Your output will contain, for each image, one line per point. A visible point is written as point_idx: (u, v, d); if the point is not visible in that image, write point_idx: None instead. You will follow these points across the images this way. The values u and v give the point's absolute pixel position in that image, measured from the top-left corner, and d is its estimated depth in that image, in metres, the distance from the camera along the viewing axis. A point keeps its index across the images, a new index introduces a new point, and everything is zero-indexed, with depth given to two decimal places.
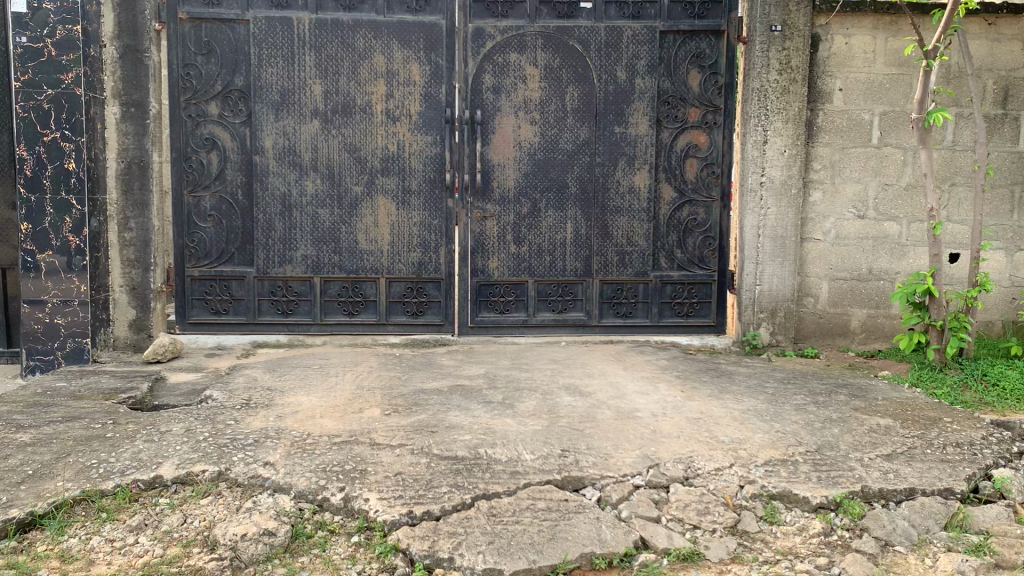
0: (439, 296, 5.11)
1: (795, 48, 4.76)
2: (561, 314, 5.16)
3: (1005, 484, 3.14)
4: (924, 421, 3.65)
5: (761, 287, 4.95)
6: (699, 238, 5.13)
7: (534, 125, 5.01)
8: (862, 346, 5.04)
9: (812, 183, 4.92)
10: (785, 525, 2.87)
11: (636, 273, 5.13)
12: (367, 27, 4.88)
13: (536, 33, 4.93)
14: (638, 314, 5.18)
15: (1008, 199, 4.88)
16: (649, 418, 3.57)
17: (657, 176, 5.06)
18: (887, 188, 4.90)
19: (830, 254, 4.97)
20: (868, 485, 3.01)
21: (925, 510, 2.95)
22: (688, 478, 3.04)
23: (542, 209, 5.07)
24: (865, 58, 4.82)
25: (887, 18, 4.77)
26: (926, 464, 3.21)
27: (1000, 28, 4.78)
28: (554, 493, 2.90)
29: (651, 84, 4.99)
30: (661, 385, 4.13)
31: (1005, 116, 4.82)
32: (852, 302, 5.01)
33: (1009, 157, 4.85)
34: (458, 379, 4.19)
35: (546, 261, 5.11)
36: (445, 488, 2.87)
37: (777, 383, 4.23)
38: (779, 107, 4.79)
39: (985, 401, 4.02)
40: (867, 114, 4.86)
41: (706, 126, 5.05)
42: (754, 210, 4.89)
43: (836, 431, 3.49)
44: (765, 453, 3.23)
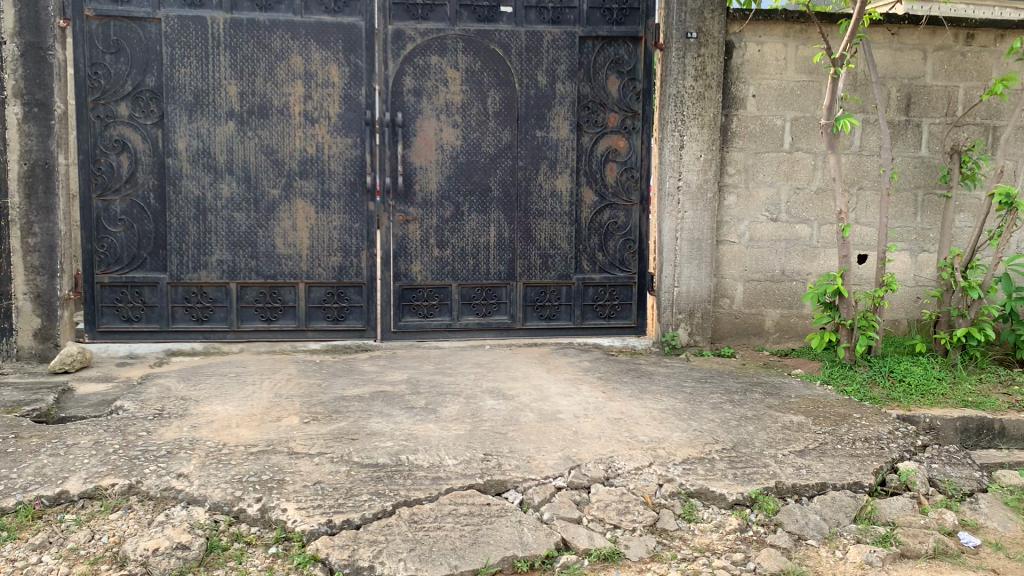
0: (361, 300, 5.04)
1: (709, 55, 4.86)
2: (485, 317, 5.15)
3: (910, 476, 3.27)
4: (835, 417, 3.77)
5: (679, 289, 5.04)
6: (619, 241, 5.19)
7: (455, 128, 4.99)
8: (776, 344, 5.19)
9: (727, 186, 5.04)
10: (703, 522, 2.92)
11: (559, 276, 5.16)
12: (284, 27, 4.79)
13: (456, 36, 4.92)
14: (562, 316, 5.21)
15: (912, 202, 5.09)
16: (571, 420, 3.60)
17: (579, 180, 5.11)
18: (798, 191, 5.06)
19: (745, 256, 5.10)
20: (782, 480, 3.09)
21: (835, 504, 3.04)
22: (609, 478, 3.07)
23: (464, 212, 5.06)
24: (777, 66, 4.97)
25: (796, 27, 4.94)
26: (837, 459, 3.32)
27: (902, 38, 4.96)
28: (476, 498, 2.88)
29: (571, 88, 5.03)
30: (583, 386, 4.16)
31: (908, 122, 5.02)
32: (766, 303, 5.15)
33: (911, 162, 5.06)
34: (380, 385, 4.14)
35: (470, 264, 5.09)
36: (366, 496, 2.83)
37: (695, 382, 4.31)
38: (694, 113, 4.90)
39: (892, 396, 4.18)
40: (779, 120, 5.00)
41: (625, 131, 5.11)
42: (672, 214, 4.98)
43: (751, 428, 3.58)
44: (683, 451, 3.28)
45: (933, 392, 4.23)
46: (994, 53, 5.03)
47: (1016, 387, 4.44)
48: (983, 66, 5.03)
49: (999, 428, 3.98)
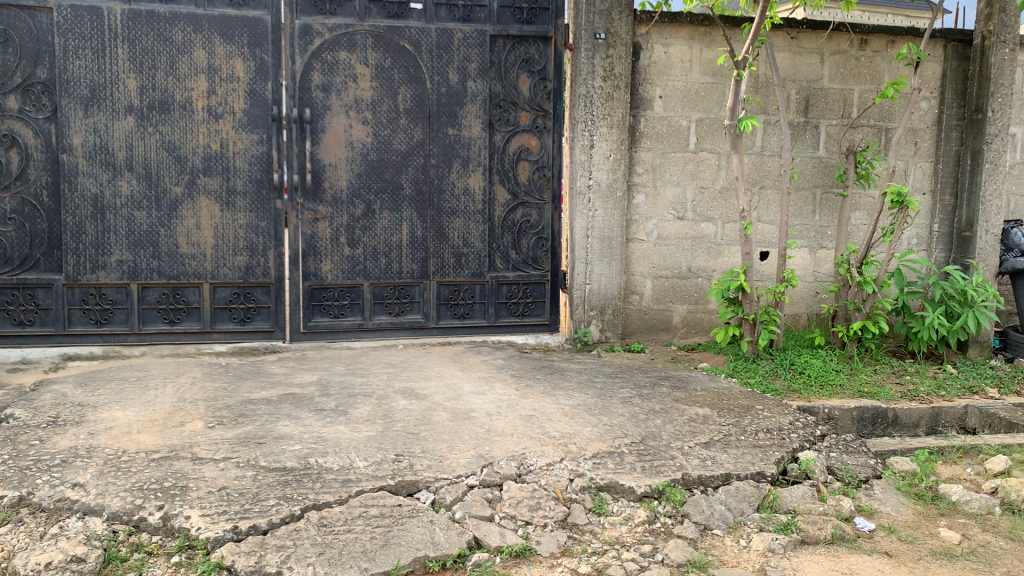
0: (269, 301, 4.94)
1: (618, 56, 4.92)
2: (398, 317, 5.10)
3: (809, 465, 3.39)
4: (739, 409, 3.88)
5: (590, 286, 5.08)
6: (532, 239, 5.22)
7: (365, 126, 4.93)
8: (684, 339, 5.33)
9: (636, 186, 5.13)
10: (613, 515, 2.96)
11: (472, 274, 5.15)
12: (186, 20, 4.64)
13: (365, 32, 4.85)
14: (475, 315, 5.20)
15: (810, 201, 5.28)
16: (483, 418, 3.60)
17: (491, 178, 5.11)
18: (703, 191, 5.19)
19: (653, 254, 5.21)
20: (688, 472, 3.17)
21: (739, 494, 3.13)
22: (521, 474, 3.08)
23: (375, 209, 5.00)
24: (682, 68, 5.09)
25: (701, 30, 5.06)
26: (740, 450, 3.41)
27: (801, 42, 5.14)
28: (387, 499, 2.85)
29: (483, 87, 5.02)
30: (497, 384, 4.17)
31: (807, 124, 5.20)
32: (673, 299, 5.27)
33: (810, 162, 5.25)
34: (289, 387, 4.06)
35: (382, 263, 5.04)
36: (273, 501, 2.77)
37: (606, 378, 4.37)
38: (604, 113, 4.94)
39: (793, 388, 4.33)
40: (685, 121, 5.12)
41: (536, 130, 5.13)
42: (583, 212, 5.01)
43: (659, 422, 3.65)
44: (594, 446, 3.32)
45: (831, 383, 4.40)
46: (886, 57, 5.26)
47: (908, 377, 4.67)
48: (875, 70, 5.25)
49: (892, 417, 4.21)
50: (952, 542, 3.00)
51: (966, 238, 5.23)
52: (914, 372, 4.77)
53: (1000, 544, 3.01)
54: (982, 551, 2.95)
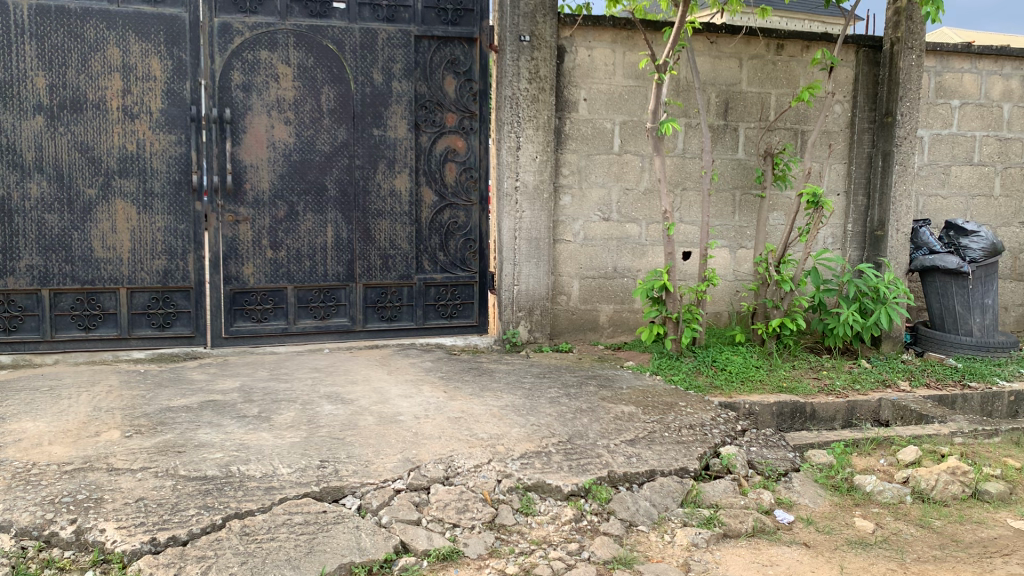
0: (189, 305, 4.82)
1: (542, 58, 4.94)
2: (323, 321, 5.02)
3: (731, 460, 3.47)
4: (663, 406, 3.94)
5: (518, 287, 5.09)
6: (460, 241, 5.20)
7: (288, 126, 4.84)
8: (610, 338, 5.39)
9: (562, 187, 5.16)
10: (540, 515, 2.98)
11: (399, 276, 5.12)
12: (99, 16, 4.49)
13: (287, 31, 4.77)
14: (403, 317, 5.16)
15: (731, 202, 5.40)
16: (411, 421, 3.57)
17: (417, 179, 5.08)
18: (628, 192, 5.26)
19: (580, 255, 5.25)
20: (614, 469, 3.20)
21: (663, 489, 3.18)
22: (449, 477, 3.06)
23: (300, 211, 4.93)
24: (606, 71, 5.15)
25: (624, 33, 5.13)
26: (664, 446, 3.47)
27: (720, 46, 5.25)
28: (311, 506, 2.80)
29: (408, 87, 4.99)
30: (424, 387, 4.14)
31: (726, 127, 5.32)
32: (600, 299, 5.33)
33: (730, 164, 5.37)
34: (210, 394, 3.96)
35: (306, 265, 4.96)
36: (193, 511, 2.70)
37: (533, 378, 4.39)
38: (530, 115, 4.95)
39: (715, 384, 4.42)
40: (609, 123, 5.18)
41: (462, 131, 5.13)
42: (510, 214, 5.01)
43: (586, 420, 3.68)
44: (521, 446, 3.32)
45: (751, 379, 4.52)
46: (801, 62, 5.41)
47: (824, 372, 4.82)
48: (791, 75, 5.40)
49: (810, 411, 4.35)
50: (866, 532, 3.11)
51: (878, 237, 5.42)
52: (830, 367, 4.92)
53: (911, 532, 3.13)
54: (895, 539, 3.07)
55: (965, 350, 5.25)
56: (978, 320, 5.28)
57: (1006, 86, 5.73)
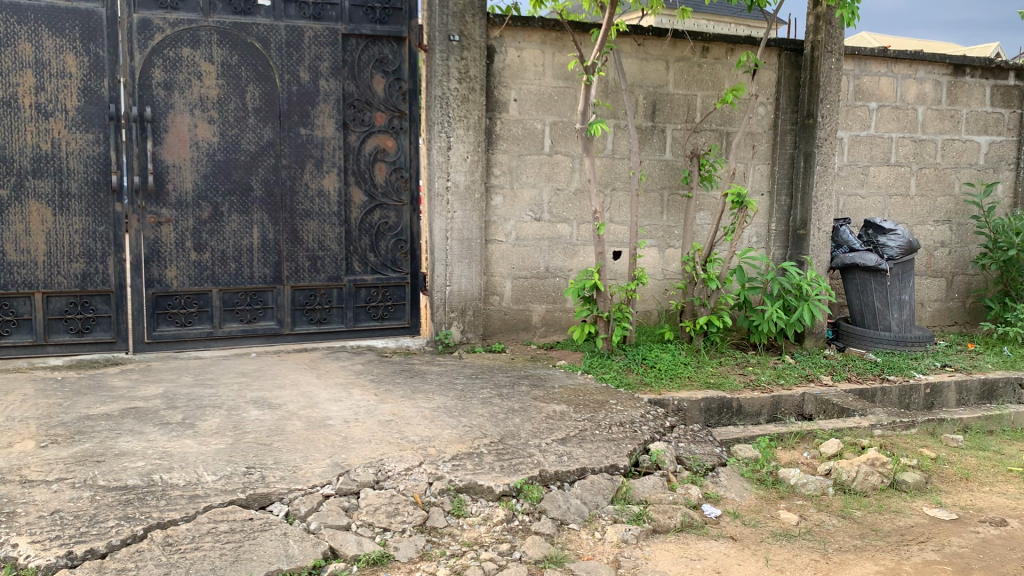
0: (109, 310, 4.66)
1: (472, 58, 4.92)
2: (250, 324, 4.92)
3: (660, 456, 3.51)
4: (594, 405, 3.97)
5: (451, 288, 5.06)
6: (390, 241, 5.15)
7: (211, 125, 4.73)
8: (543, 338, 5.41)
9: (493, 188, 5.16)
10: (471, 516, 2.96)
11: (329, 278, 5.04)
12: (9, 10, 4.31)
13: (210, 28, 4.66)
14: (333, 319, 5.09)
15: (659, 202, 5.48)
16: (340, 425, 3.52)
17: (346, 179, 5.02)
18: (559, 192, 5.29)
19: (512, 255, 5.26)
20: (545, 468, 3.21)
21: (594, 487, 3.20)
22: (379, 480, 3.02)
23: (224, 212, 4.82)
24: (535, 71, 5.16)
25: (553, 35, 5.15)
26: (595, 444, 3.49)
27: (647, 48, 5.31)
28: (237, 513, 2.74)
29: (336, 86, 4.92)
30: (354, 390, 4.09)
31: (654, 128, 5.40)
32: (532, 299, 5.35)
33: (657, 165, 5.44)
34: (131, 401, 3.84)
35: (232, 267, 4.85)
36: (112, 522, 2.61)
37: (465, 379, 4.38)
38: (460, 114, 4.93)
39: (645, 382, 4.49)
40: (539, 123, 5.20)
41: (392, 131, 5.08)
42: (441, 214, 4.99)
43: (517, 420, 3.68)
44: (453, 448, 3.31)
45: (680, 376, 4.61)
46: (725, 65, 5.52)
47: (750, 367, 4.94)
48: (716, 77, 5.50)
49: (737, 406, 4.44)
50: (790, 524, 3.18)
51: (801, 236, 5.57)
52: (756, 363, 5.04)
53: (833, 523, 3.21)
54: (818, 530, 3.15)
55: (884, 345, 5.42)
56: (895, 315, 5.47)
57: (920, 89, 5.94)
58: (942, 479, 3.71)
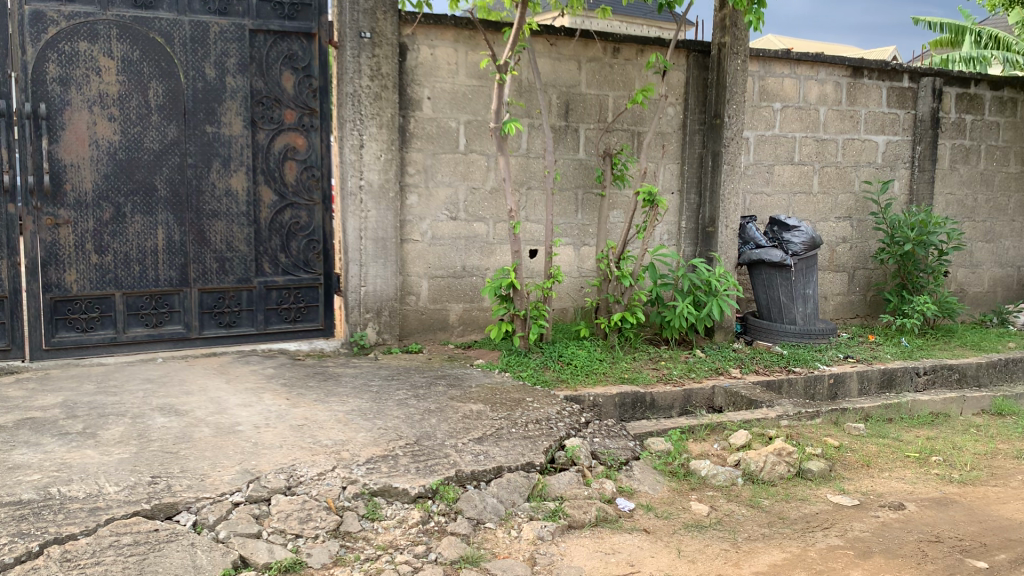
0: (3, 316, 4.45)
1: (384, 56, 4.86)
2: (156, 328, 4.76)
3: (575, 451, 3.54)
4: (511, 403, 3.97)
5: (365, 288, 5.00)
6: (302, 242, 5.06)
7: (111, 122, 4.55)
8: (460, 338, 5.39)
9: (408, 187, 5.12)
10: (386, 519, 2.93)
11: (237, 280, 4.91)
12: None
13: (108, 21, 4.48)
14: (243, 322, 4.97)
15: (574, 201, 5.54)
16: (251, 431, 3.43)
17: (255, 178, 4.90)
18: (474, 191, 5.28)
19: (428, 254, 5.22)
20: (461, 468, 3.19)
21: (510, 485, 3.21)
22: (291, 486, 2.96)
23: (127, 213, 4.64)
24: (449, 70, 5.14)
25: (465, 33, 5.14)
26: (511, 442, 3.50)
27: (559, 48, 5.35)
28: (141, 525, 2.64)
29: (243, 83, 4.80)
30: (265, 395, 3.99)
31: (568, 128, 5.44)
32: (449, 298, 5.32)
33: (571, 164, 5.49)
34: (27, 411, 3.66)
35: (135, 270, 4.68)
36: (5, 539, 2.47)
37: (381, 380, 4.33)
38: (372, 112, 4.87)
39: (561, 379, 4.52)
40: (453, 122, 5.18)
41: (303, 128, 4.98)
42: (355, 213, 4.92)
43: (433, 421, 3.66)
44: (367, 451, 3.26)
45: (595, 372, 4.66)
46: (636, 65, 5.60)
47: (663, 362, 5.03)
48: (627, 77, 5.58)
49: (650, 400, 4.52)
50: (701, 515, 3.25)
51: (709, 233, 5.69)
52: (668, 357, 5.14)
53: (742, 512, 3.30)
54: (728, 520, 3.22)
55: (790, 338, 5.59)
56: (801, 308, 5.66)
57: (822, 90, 6.15)
58: (844, 467, 3.85)
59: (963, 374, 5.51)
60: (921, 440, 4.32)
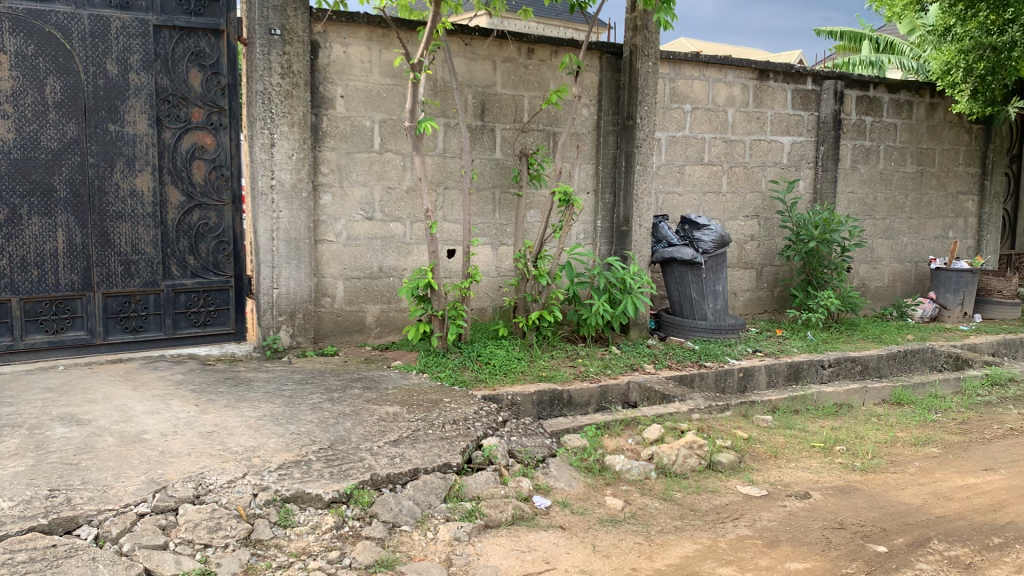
0: None
1: (295, 53, 4.78)
2: (57, 335, 4.57)
3: (492, 451, 3.55)
4: (427, 404, 3.95)
5: (278, 290, 4.89)
6: (212, 243, 4.93)
7: (5, 120, 4.35)
8: (377, 339, 5.34)
9: (321, 186, 5.03)
10: (299, 526, 2.87)
11: (144, 284, 4.76)
12: None
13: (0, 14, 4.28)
14: (150, 327, 4.81)
15: (491, 201, 5.54)
16: (157, 439, 3.32)
17: (161, 179, 4.74)
18: (390, 191, 5.24)
19: (343, 255, 5.15)
20: (376, 472, 3.15)
21: (426, 487, 3.19)
22: (200, 495, 2.88)
23: (24, 215, 4.45)
24: (362, 68, 5.08)
25: (379, 31, 5.09)
26: (428, 444, 3.48)
27: (474, 47, 5.35)
28: (38, 541, 2.52)
29: (147, 80, 4.64)
30: (173, 401, 3.87)
31: (484, 127, 5.44)
32: (366, 300, 5.27)
33: (488, 164, 5.50)
34: None
35: (33, 275, 4.48)
36: None
37: (294, 384, 4.25)
38: (283, 110, 4.77)
39: (479, 378, 4.53)
40: (367, 121, 5.12)
41: (211, 128, 4.85)
42: (266, 214, 4.81)
43: (348, 424, 3.61)
44: (279, 457, 3.19)
45: (513, 371, 4.68)
46: (550, 66, 5.65)
47: (580, 360, 5.09)
48: (542, 78, 5.62)
49: (567, 398, 4.57)
50: (616, 509, 3.29)
51: (624, 232, 5.78)
52: (585, 355, 5.20)
53: (655, 506, 3.35)
54: (641, 514, 3.27)
55: (701, 333, 5.72)
56: (711, 305, 5.79)
57: (730, 92, 6.31)
58: (753, 458, 3.97)
59: (865, 366, 5.74)
60: (825, 430, 4.47)
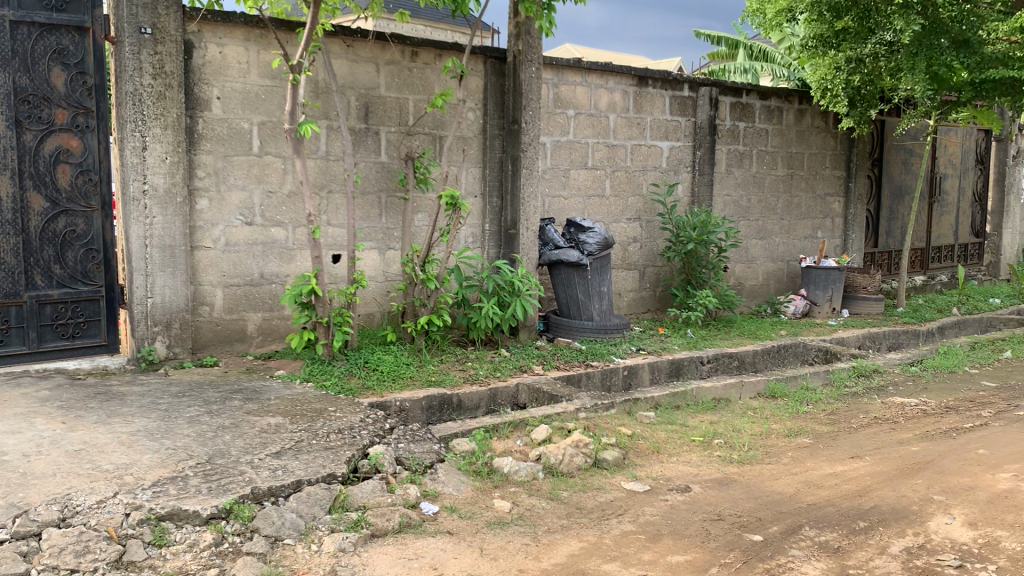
0: None
1: (167, 53, 4.60)
2: None
3: (378, 459, 3.50)
4: (311, 414, 3.87)
5: (152, 300, 4.69)
6: (79, 252, 4.68)
7: None
8: (259, 348, 5.19)
9: (198, 191, 4.86)
10: (175, 545, 2.76)
11: (4, 295, 4.48)
12: None
13: None
14: (12, 341, 4.53)
15: (376, 204, 5.48)
16: (18, 460, 3.13)
17: (22, 184, 4.48)
18: (271, 195, 5.11)
19: (221, 262, 4.99)
20: (257, 485, 3.06)
21: (311, 499, 3.12)
22: (66, 518, 2.73)
23: None
24: (239, 69, 4.93)
25: (256, 32, 4.96)
26: (312, 454, 3.41)
27: (356, 50, 5.28)
28: None
29: (4, 79, 4.37)
30: (38, 420, 3.65)
31: (368, 130, 5.38)
32: (246, 307, 5.11)
33: (372, 167, 5.43)
34: None
35: None
36: None
37: (171, 398, 4.08)
38: (155, 113, 4.58)
39: (367, 385, 4.47)
40: (245, 123, 4.98)
41: (77, 129, 4.60)
42: (138, 220, 4.61)
43: (227, 438, 3.49)
44: (153, 474, 3.06)
45: (401, 377, 4.65)
46: (434, 70, 5.64)
47: (468, 363, 5.09)
48: (426, 81, 5.60)
49: (456, 402, 4.56)
50: (504, 511, 3.31)
51: (511, 235, 5.83)
52: (474, 358, 5.20)
53: (542, 506, 3.39)
54: (529, 514, 3.30)
55: (587, 334, 5.83)
56: (596, 305, 5.90)
57: (611, 98, 6.46)
58: (637, 454, 4.07)
59: (742, 361, 5.98)
60: (705, 425, 4.63)
